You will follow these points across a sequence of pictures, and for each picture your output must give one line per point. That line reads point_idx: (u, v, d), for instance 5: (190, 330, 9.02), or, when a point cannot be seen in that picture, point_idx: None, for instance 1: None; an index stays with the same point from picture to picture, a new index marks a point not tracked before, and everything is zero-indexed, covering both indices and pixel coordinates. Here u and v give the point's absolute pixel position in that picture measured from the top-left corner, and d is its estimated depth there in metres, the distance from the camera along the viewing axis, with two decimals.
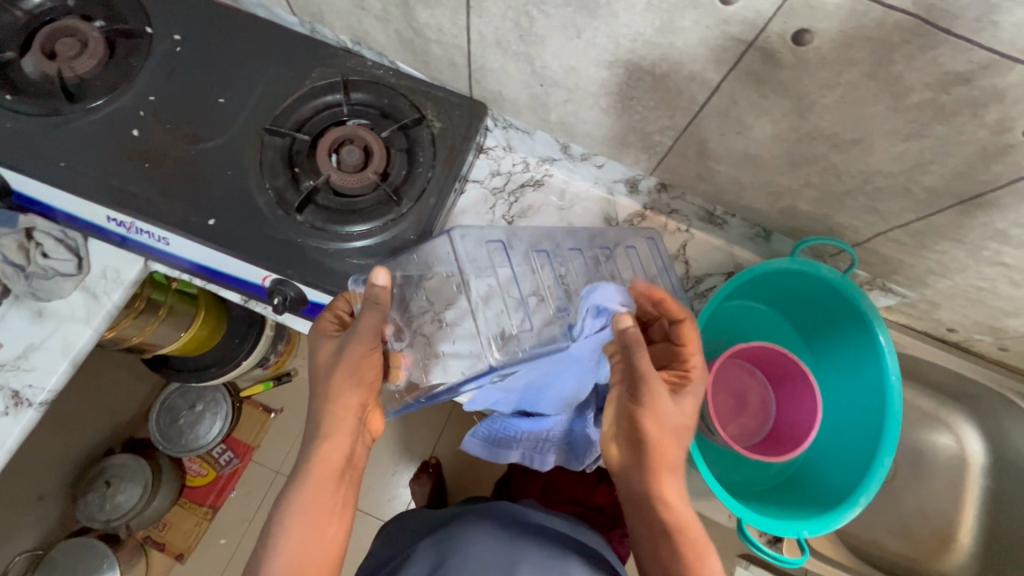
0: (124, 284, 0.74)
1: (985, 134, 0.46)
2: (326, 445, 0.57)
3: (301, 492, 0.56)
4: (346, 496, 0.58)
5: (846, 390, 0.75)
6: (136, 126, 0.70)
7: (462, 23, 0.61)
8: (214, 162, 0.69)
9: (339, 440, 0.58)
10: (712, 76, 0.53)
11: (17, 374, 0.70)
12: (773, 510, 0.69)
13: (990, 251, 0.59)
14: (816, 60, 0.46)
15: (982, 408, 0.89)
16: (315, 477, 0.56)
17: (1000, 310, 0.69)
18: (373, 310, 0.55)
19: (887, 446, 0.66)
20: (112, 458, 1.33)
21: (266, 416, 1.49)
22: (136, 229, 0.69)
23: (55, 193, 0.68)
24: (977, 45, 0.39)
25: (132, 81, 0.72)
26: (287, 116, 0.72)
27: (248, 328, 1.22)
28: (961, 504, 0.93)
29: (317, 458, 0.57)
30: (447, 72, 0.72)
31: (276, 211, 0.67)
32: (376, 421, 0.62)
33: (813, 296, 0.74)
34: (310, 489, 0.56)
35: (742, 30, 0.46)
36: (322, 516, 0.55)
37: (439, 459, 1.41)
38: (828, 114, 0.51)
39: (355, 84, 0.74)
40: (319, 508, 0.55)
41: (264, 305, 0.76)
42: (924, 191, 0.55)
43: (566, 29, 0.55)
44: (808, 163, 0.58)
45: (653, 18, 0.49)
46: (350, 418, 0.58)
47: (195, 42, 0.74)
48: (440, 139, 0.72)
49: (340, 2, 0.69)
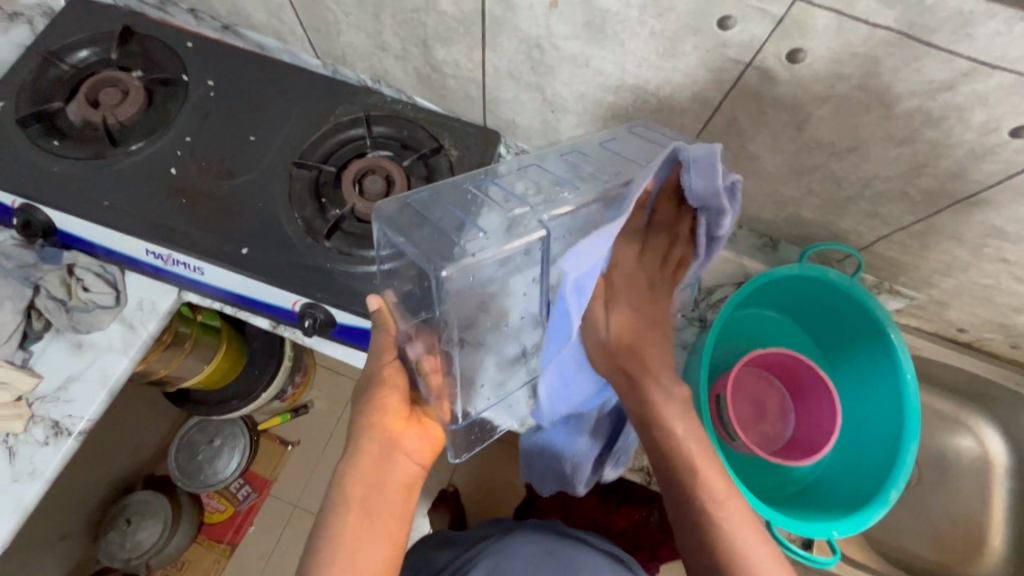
0: (159, 314, 0.78)
1: (972, 136, 0.49)
2: (354, 471, 0.56)
3: (336, 522, 0.55)
4: (385, 527, 0.56)
5: (862, 393, 0.77)
6: (174, 165, 0.75)
7: (477, 58, 0.66)
8: (247, 195, 0.73)
9: (368, 463, 0.56)
10: (713, 95, 0.57)
11: (57, 405, 0.73)
12: (802, 513, 0.69)
13: (991, 248, 0.62)
14: (810, 77, 0.50)
15: (1000, 407, 0.90)
16: (346, 508, 0.55)
17: (1007, 306, 0.71)
18: (382, 332, 0.59)
19: (911, 440, 0.67)
20: (133, 495, 1.34)
21: (284, 449, 1.49)
22: (172, 261, 0.73)
23: (97, 231, 0.72)
24: (956, 55, 0.43)
25: (170, 124, 0.77)
26: (313, 150, 0.76)
27: (269, 358, 1.24)
28: (988, 507, 0.92)
29: (346, 485, 0.56)
30: (462, 104, 0.77)
31: (304, 238, 0.71)
32: (419, 444, 0.59)
33: (822, 301, 0.76)
34: (342, 520, 0.55)
35: (739, 52, 0.51)
36: (357, 547, 0.54)
37: (457, 486, 1.39)
38: (824, 125, 0.55)
39: (376, 118, 0.78)
40: (355, 536, 0.54)
41: (292, 329, 0.79)
42: (920, 194, 0.58)
43: (575, 59, 0.60)
44: (808, 172, 0.62)
45: (656, 45, 0.54)
46: (373, 444, 0.57)
47: (227, 86, 0.80)
48: (458, 166, 0.76)
49: (362, 44, 0.74)
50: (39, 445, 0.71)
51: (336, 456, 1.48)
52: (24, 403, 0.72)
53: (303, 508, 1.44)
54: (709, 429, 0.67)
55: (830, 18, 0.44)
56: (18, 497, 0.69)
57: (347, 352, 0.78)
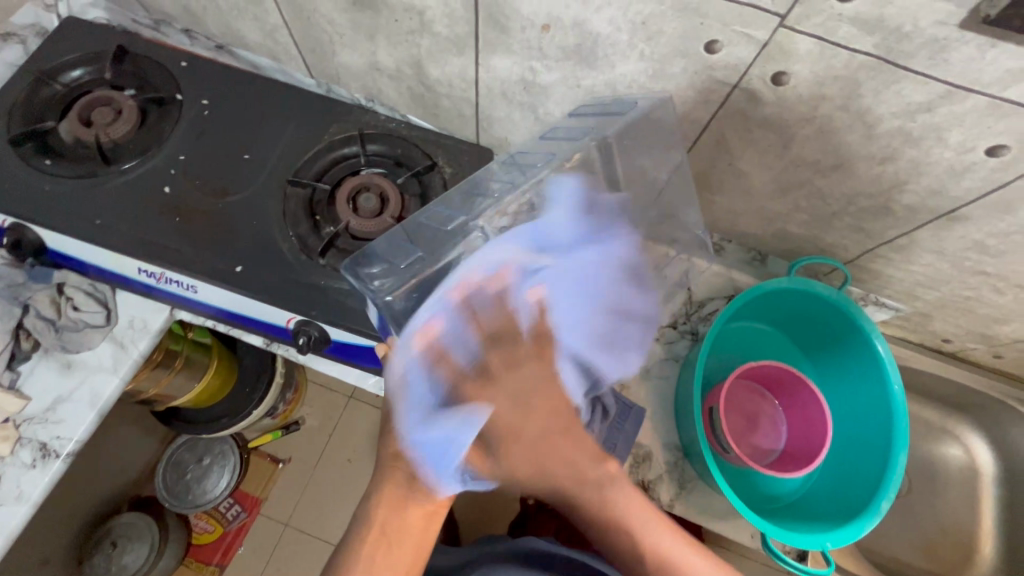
0: (150, 333, 0.77)
1: (951, 154, 0.51)
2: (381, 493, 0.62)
3: (357, 538, 0.62)
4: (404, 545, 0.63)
5: (853, 404, 0.78)
6: (168, 184, 0.75)
7: (471, 78, 0.68)
8: (241, 213, 0.74)
9: (393, 488, 0.62)
10: (701, 115, 0.59)
11: (44, 426, 0.72)
12: (797, 525, 0.70)
13: (972, 262, 0.64)
14: (795, 98, 0.52)
15: (986, 415, 0.92)
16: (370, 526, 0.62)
17: (989, 317, 0.72)
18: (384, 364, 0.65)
19: (900, 450, 0.68)
20: (119, 517, 1.31)
21: (274, 466, 1.46)
22: (165, 279, 0.72)
23: (89, 250, 0.72)
24: (932, 79, 0.45)
25: (164, 142, 0.77)
26: (307, 168, 0.77)
27: (260, 375, 1.23)
28: (978, 515, 0.94)
29: (375, 508, 0.62)
30: (456, 122, 0.78)
31: (298, 255, 0.71)
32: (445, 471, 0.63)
33: (811, 314, 0.78)
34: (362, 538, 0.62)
35: (726, 74, 0.52)
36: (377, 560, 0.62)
37: (451, 503, 1.38)
38: (809, 144, 0.56)
39: (370, 136, 0.79)
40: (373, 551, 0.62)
41: (286, 346, 0.78)
42: (903, 210, 0.60)
43: (567, 79, 0.62)
44: (795, 188, 0.63)
45: (646, 67, 0.56)
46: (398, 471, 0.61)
47: (222, 105, 0.80)
48: (452, 183, 0.77)
49: (356, 64, 0.76)
50: (26, 468, 0.70)
51: (328, 473, 1.46)
52: (11, 425, 0.71)
53: (294, 527, 1.42)
54: (703, 442, 0.67)
55: (813, 43, 0.46)
56: (4, 521, 0.68)
57: (341, 368, 0.78)
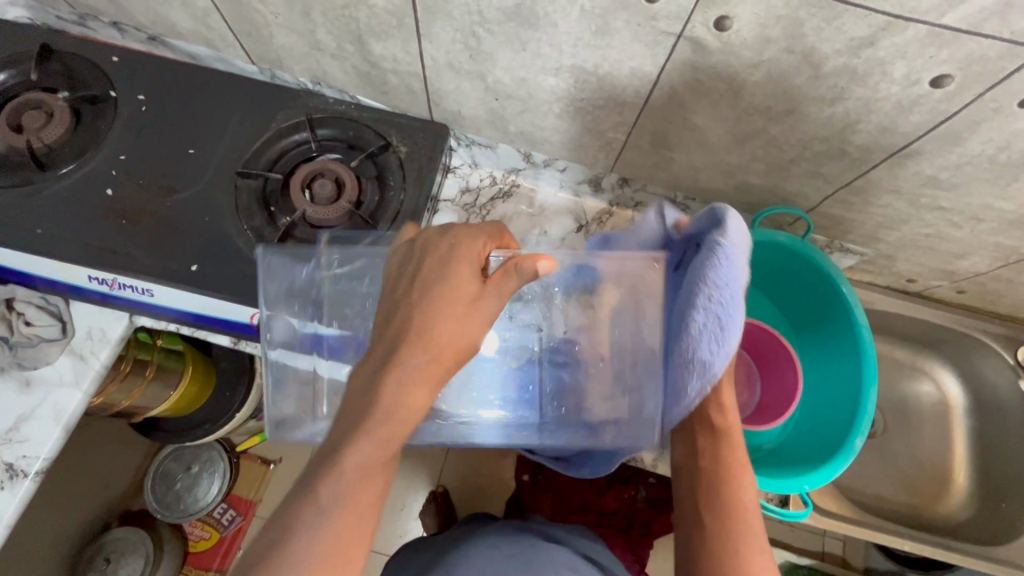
0: (110, 342, 0.74)
1: (896, 89, 0.51)
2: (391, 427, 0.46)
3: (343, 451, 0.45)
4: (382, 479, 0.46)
5: (824, 351, 0.80)
6: (110, 186, 0.72)
7: (414, 51, 0.66)
8: (189, 211, 0.71)
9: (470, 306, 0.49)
10: (651, 69, 0.57)
11: (9, 447, 0.69)
12: (774, 471, 0.72)
13: (927, 198, 0.64)
14: (739, 42, 0.51)
15: (952, 349, 0.95)
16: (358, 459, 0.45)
17: (948, 253, 0.74)
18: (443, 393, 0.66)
19: (869, 387, 0.70)
20: (110, 533, 1.29)
21: (266, 468, 1.44)
22: (119, 285, 0.69)
23: (35, 261, 0.69)
24: (872, 11, 0.44)
25: (102, 144, 0.74)
26: (257, 159, 0.74)
27: (239, 376, 1.18)
28: (952, 447, 0.97)
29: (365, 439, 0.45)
30: (407, 99, 0.76)
31: (253, 247, 0.69)
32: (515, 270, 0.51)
33: (779, 262, 0.78)
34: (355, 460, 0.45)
35: (669, 24, 0.51)
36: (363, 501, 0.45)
37: (447, 487, 1.35)
38: (759, 91, 0.56)
39: (319, 120, 0.76)
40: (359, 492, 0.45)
41: (255, 343, 0.76)
42: (856, 150, 0.60)
43: (511, 44, 0.60)
44: (751, 138, 0.63)
45: (588, 23, 0.54)
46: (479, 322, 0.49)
47: (159, 100, 0.77)
48: (409, 163, 0.74)
49: (296, 46, 0.73)
50: None
51: None
52: None
53: None
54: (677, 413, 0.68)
55: None
56: None
57: None
